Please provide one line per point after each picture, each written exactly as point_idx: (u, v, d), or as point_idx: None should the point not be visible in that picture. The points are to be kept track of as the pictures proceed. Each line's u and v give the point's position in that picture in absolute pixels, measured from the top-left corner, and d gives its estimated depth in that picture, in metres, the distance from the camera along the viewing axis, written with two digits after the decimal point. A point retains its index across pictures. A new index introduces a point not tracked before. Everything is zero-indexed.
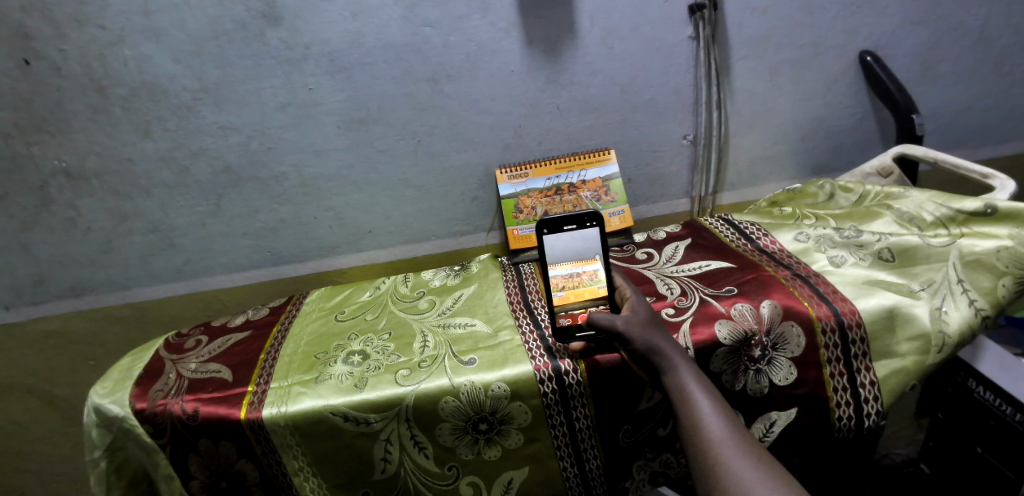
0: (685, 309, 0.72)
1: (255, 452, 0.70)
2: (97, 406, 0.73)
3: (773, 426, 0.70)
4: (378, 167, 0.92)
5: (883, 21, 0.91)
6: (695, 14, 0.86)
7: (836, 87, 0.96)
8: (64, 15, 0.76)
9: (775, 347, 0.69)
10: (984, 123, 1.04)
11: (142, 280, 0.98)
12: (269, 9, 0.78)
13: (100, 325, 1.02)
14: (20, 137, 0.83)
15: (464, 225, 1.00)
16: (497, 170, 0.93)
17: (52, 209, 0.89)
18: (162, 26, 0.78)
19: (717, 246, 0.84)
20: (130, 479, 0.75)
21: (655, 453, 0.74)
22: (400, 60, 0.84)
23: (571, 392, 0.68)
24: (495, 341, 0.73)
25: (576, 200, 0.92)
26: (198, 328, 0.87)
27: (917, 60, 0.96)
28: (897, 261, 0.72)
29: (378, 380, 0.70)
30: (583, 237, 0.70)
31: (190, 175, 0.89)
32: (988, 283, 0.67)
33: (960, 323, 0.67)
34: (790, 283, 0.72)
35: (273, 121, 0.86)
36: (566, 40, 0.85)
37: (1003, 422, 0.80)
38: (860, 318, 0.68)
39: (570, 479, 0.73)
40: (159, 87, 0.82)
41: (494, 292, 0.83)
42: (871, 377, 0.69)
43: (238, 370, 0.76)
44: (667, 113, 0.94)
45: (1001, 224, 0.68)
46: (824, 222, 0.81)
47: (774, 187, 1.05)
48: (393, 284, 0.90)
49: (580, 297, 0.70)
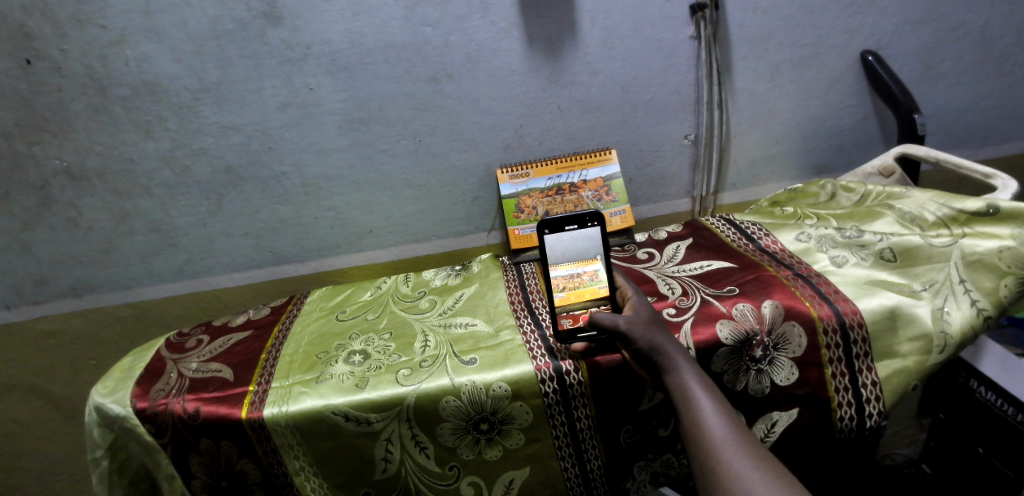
0: (686, 309, 0.72)
1: (256, 452, 0.70)
2: (99, 405, 0.73)
3: (774, 426, 0.70)
4: (378, 167, 0.92)
5: (885, 21, 0.91)
6: (696, 14, 0.86)
7: (837, 87, 0.96)
8: (66, 15, 0.76)
9: (776, 348, 0.69)
10: (985, 123, 1.04)
11: (143, 280, 0.98)
12: (270, 9, 0.78)
13: (100, 324, 1.02)
14: (21, 137, 0.83)
15: (465, 225, 1.00)
16: (497, 170, 0.93)
17: (53, 209, 0.89)
18: (163, 26, 0.78)
19: (718, 246, 0.84)
20: (131, 478, 0.75)
21: (656, 454, 0.74)
22: (400, 60, 0.84)
23: (572, 392, 0.68)
24: (496, 340, 0.73)
25: (577, 200, 0.92)
26: (199, 328, 0.87)
27: (918, 60, 0.95)
28: (898, 261, 0.72)
29: (379, 380, 0.70)
30: (584, 237, 0.70)
31: (190, 175, 0.89)
32: (990, 283, 0.67)
33: (962, 324, 0.66)
34: (791, 283, 0.72)
35: (274, 121, 0.86)
36: (566, 39, 0.85)
37: (1004, 423, 0.80)
38: (861, 318, 0.68)
39: (570, 480, 0.73)
40: (160, 88, 0.82)
41: (495, 292, 0.83)
42: (872, 377, 0.69)
43: (239, 370, 0.76)
44: (668, 113, 0.94)
45: (1003, 224, 0.68)
46: (826, 222, 0.81)
47: (775, 187, 1.05)
48: (394, 284, 0.90)
49: (581, 297, 0.70)
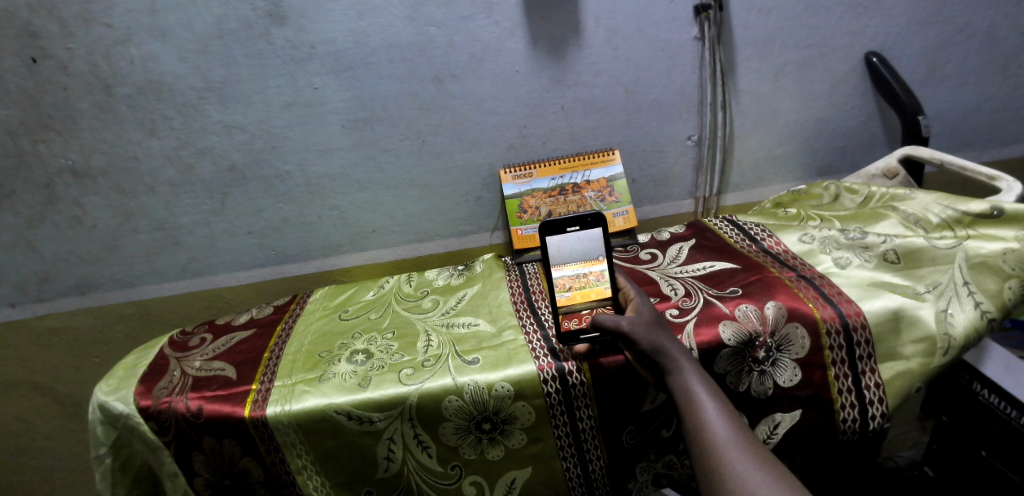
0: (688, 310, 0.72)
1: (259, 450, 0.71)
2: (102, 403, 0.73)
3: (777, 427, 0.70)
4: (383, 167, 0.92)
5: (890, 22, 0.91)
6: (701, 14, 0.86)
7: (841, 88, 0.96)
8: (72, 13, 0.76)
9: (780, 349, 0.69)
10: (990, 125, 1.03)
11: (146, 278, 0.98)
12: (275, 8, 0.78)
13: (104, 321, 1.02)
14: (27, 135, 0.83)
15: (468, 225, 1.00)
16: (501, 170, 0.93)
17: (58, 207, 0.89)
18: (169, 25, 0.78)
19: (721, 247, 0.84)
20: (135, 475, 0.76)
21: (659, 454, 0.74)
22: (405, 60, 0.84)
23: (575, 392, 0.68)
24: (499, 340, 0.73)
25: (580, 200, 0.92)
26: (202, 326, 0.87)
27: (922, 61, 0.95)
28: (902, 263, 0.72)
29: (381, 380, 0.70)
30: (588, 238, 0.70)
31: (195, 174, 0.89)
32: (994, 285, 0.67)
33: (965, 326, 0.67)
34: (795, 284, 0.72)
35: (278, 120, 0.86)
36: (571, 39, 0.85)
37: (1008, 425, 0.80)
38: (865, 320, 0.68)
39: (572, 480, 0.73)
40: (165, 87, 0.82)
41: (498, 292, 0.83)
42: (876, 379, 0.68)
43: (243, 369, 0.76)
44: (673, 113, 0.94)
45: (1007, 227, 0.68)
46: (830, 223, 0.81)
47: (778, 188, 1.04)
48: (397, 283, 0.90)
49: (587, 297, 0.70)
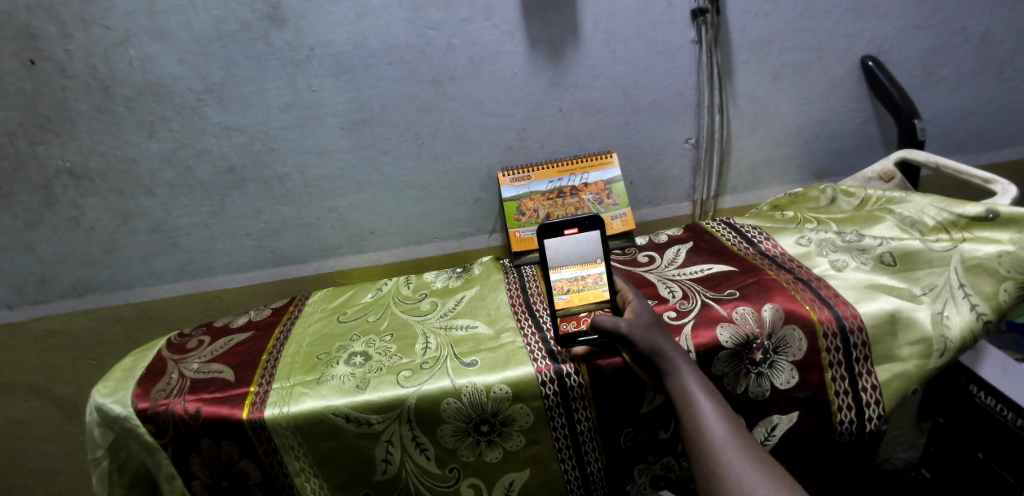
0: (686, 312, 0.72)
1: (256, 452, 0.71)
2: (100, 405, 0.73)
3: (774, 429, 0.70)
4: (381, 168, 0.92)
5: (886, 25, 0.91)
6: (698, 18, 0.86)
7: (838, 91, 0.96)
8: (71, 15, 0.77)
9: (776, 351, 0.69)
10: (986, 128, 1.04)
11: (144, 280, 0.98)
12: (274, 10, 0.78)
13: (101, 323, 1.01)
14: (24, 136, 0.83)
15: (466, 227, 1.00)
16: (500, 172, 0.94)
17: (56, 208, 0.89)
18: (168, 26, 0.78)
19: (718, 250, 0.84)
20: (132, 477, 0.75)
21: (656, 457, 0.74)
22: (405, 62, 0.84)
23: (572, 394, 0.69)
24: (497, 342, 0.73)
25: (578, 202, 0.92)
26: (200, 328, 0.87)
27: (918, 64, 0.96)
28: (899, 265, 0.72)
29: (380, 381, 0.70)
30: (586, 240, 0.70)
31: (193, 175, 0.89)
32: (990, 287, 0.67)
33: (962, 327, 0.67)
34: (791, 287, 0.73)
35: (276, 122, 0.86)
36: (569, 42, 0.86)
37: (1004, 427, 0.80)
38: (861, 322, 0.68)
39: (570, 482, 0.73)
40: (164, 88, 0.82)
41: (496, 294, 0.83)
42: (872, 381, 0.69)
43: (240, 371, 0.76)
44: (671, 116, 0.94)
45: (1002, 229, 0.69)
46: (826, 225, 0.82)
47: (776, 191, 1.05)
48: (395, 285, 0.90)
49: (585, 300, 0.70)
